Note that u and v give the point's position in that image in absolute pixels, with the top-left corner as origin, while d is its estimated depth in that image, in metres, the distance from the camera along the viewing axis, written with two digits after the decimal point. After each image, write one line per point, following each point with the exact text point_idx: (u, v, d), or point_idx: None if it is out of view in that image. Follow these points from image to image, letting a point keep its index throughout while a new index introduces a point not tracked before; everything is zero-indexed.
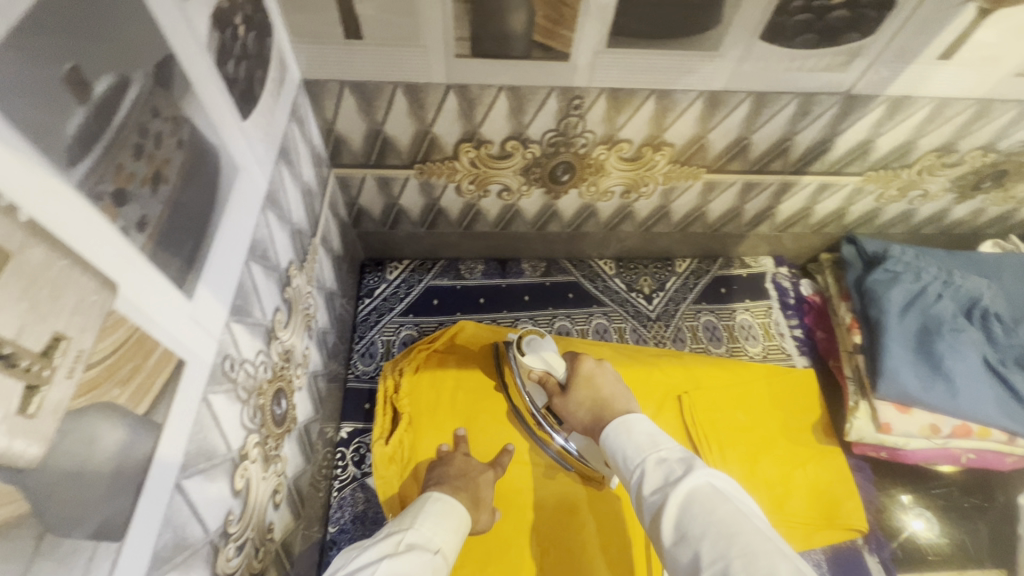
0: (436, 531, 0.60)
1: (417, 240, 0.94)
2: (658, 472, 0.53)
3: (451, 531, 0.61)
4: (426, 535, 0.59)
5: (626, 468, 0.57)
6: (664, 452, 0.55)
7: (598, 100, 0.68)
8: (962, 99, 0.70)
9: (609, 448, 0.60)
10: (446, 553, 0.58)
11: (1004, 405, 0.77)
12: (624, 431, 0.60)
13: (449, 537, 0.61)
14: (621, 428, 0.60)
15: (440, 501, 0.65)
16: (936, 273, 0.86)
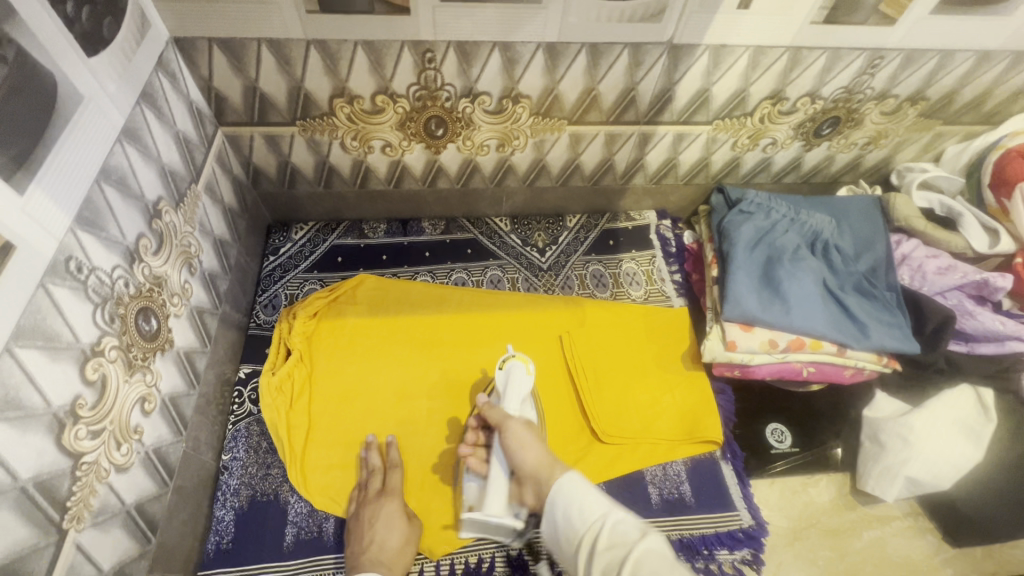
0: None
1: (317, 199, 1.01)
2: (612, 530, 0.55)
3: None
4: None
5: (574, 526, 0.58)
6: (619, 514, 0.57)
7: (449, 53, 0.76)
8: (774, 47, 0.80)
9: (556, 498, 0.61)
10: None
11: (835, 322, 0.86)
12: (579, 482, 0.61)
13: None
14: (574, 483, 0.61)
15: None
16: (785, 212, 0.95)
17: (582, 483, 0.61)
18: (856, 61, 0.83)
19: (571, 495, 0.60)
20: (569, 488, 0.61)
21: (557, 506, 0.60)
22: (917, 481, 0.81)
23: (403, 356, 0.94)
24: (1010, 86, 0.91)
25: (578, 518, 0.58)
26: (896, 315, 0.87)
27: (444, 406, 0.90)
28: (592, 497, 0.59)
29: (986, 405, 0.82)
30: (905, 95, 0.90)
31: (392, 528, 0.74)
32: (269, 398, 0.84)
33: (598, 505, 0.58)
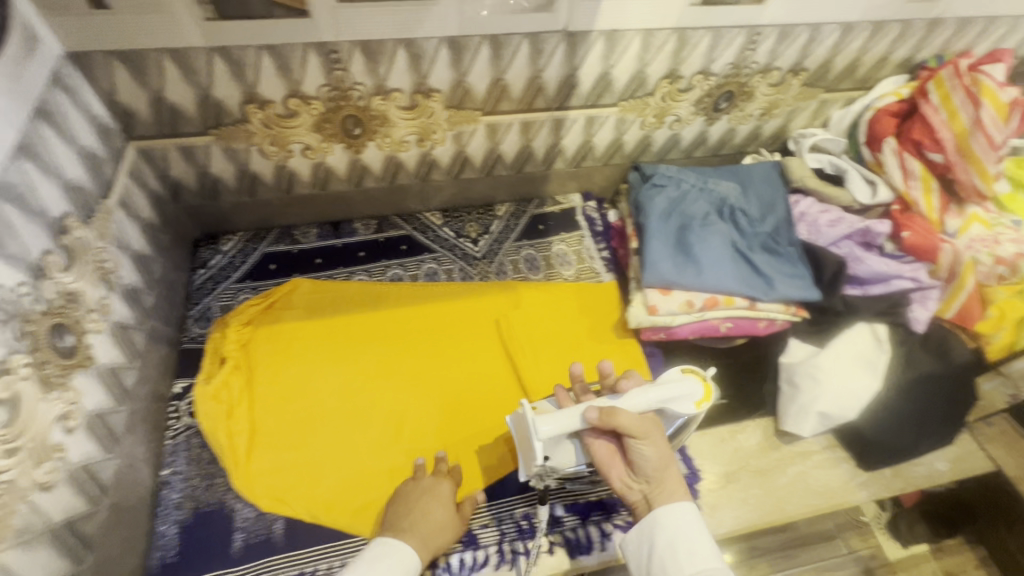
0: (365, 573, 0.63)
1: (243, 208, 1.01)
2: None
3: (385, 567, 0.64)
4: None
5: (676, 560, 0.65)
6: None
7: (354, 53, 0.79)
8: (662, 29, 0.86)
9: (673, 523, 0.66)
10: None
11: (743, 278, 0.93)
12: (693, 522, 0.67)
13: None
14: (696, 523, 0.67)
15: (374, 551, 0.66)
16: (694, 182, 1.03)
17: (696, 526, 0.67)
18: (737, 38, 0.91)
19: (681, 533, 0.66)
20: (682, 525, 0.66)
21: (660, 535, 0.67)
22: (828, 415, 0.89)
23: (346, 354, 0.95)
24: (873, 54, 1.01)
25: (682, 555, 0.65)
26: (798, 267, 0.95)
27: (389, 396, 0.91)
28: (701, 545, 0.65)
29: (880, 339, 0.92)
30: (787, 67, 0.99)
31: (436, 502, 0.75)
32: (206, 407, 0.84)
33: (706, 556, 0.64)
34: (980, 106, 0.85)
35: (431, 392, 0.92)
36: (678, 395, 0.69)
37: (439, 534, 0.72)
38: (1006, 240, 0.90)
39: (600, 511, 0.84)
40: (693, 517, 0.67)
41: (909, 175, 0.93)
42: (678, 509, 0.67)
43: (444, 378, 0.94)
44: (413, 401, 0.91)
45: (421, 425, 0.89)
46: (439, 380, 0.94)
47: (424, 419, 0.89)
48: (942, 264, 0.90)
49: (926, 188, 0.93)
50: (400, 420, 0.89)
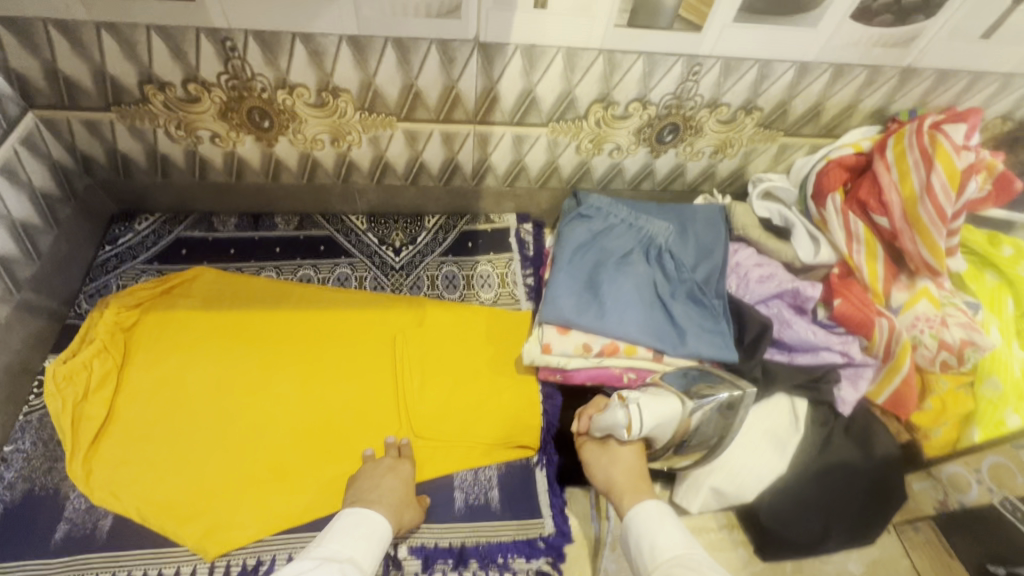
0: (346, 543, 0.64)
1: (158, 189, 0.99)
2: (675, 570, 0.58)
3: (364, 540, 0.65)
4: (336, 548, 0.62)
5: (643, 554, 0.63)
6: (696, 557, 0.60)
7: (249, 43, 0.76)
8: (586, 49, 0.80)
9: (633, 522, 0.66)
10: (357, 560, 0.62)
11: (652, 327, 0.85)
12: (657, 517, 0.65)
13: (361, 546, 0.64)
14: (658, 513, 0.65)
15: (354, 518, 0.67)
16: (623, 217, 0.95)
17: (659, 520, 0.64)
18: (675, 66, 0.84)
19: (645, 527, 0.64)
20: (641, 522, 0.65)
21: (631, 536, 0.66)
22: (721, 491, 0.79)
23: (226, 349, 0.91)
24: (839, 99, 0.92)
25: (648, 553, 0.62)
26: (719, 323, 0.87)
27: (259, 399, 0.87)
28: (667, 533, 0.63)
29: (797, 416, 0.81)
30: (737, 104, 0.91)
31: (396, 480, 0.77)
32: (60, 386, 0.82)
33: (673, 542, 0.62)
34: (931, 169, 0.76)
35: (296, 401, 0.87)
36: (607, 425, 0.73)
37: (404, 510, 0.74)
38: (956, 323, 0.78)
39: (449, 558, 0.77)
40: (654, 513, 0.65)
41: (853, 238, 0.84)
42: (633, 510, 0.67)
43: (316, 389, 0.89)
44: (276, 410, 0.86)
45: (285, 432, 0.84)
46: (316, 388, 0.89)
47: (281, 429, 0.84)
48: (876, 340, 0.80)
49: (870, 254, 0.83)
50: (263, 426, 0.84)
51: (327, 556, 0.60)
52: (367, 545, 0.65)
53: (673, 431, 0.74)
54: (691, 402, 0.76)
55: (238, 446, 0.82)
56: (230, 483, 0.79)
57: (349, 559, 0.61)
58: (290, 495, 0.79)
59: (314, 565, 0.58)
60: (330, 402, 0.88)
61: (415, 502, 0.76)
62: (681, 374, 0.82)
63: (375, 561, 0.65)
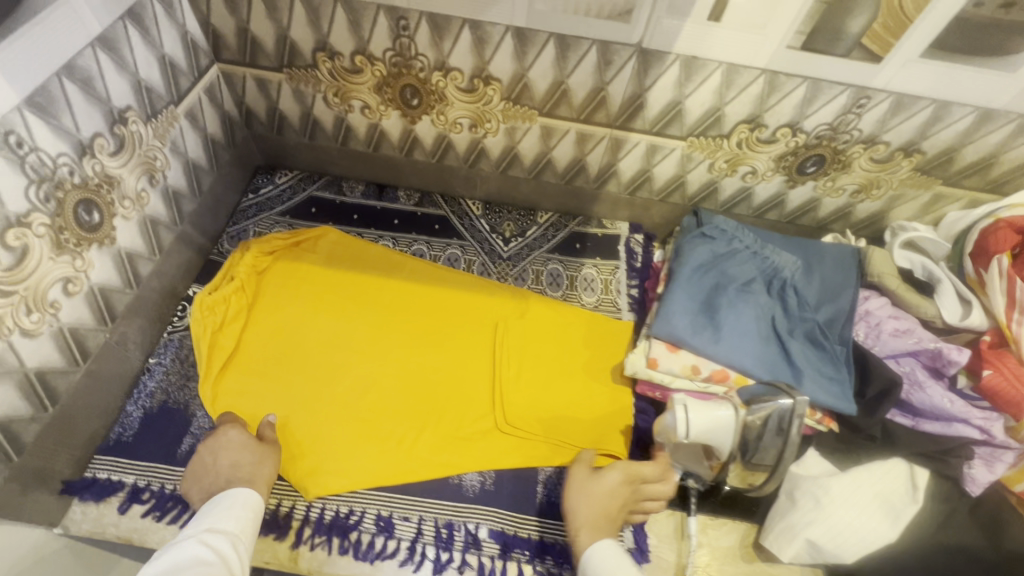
0: (204, 519, 0.66)
1: (302, 150, 1.07)
2: None
3: (226, 510, 0.68)
4: (191, 530, 0.65)
5: None
6: None
7: (422, 25, 0.79)
8: (749, 68, 0.78)
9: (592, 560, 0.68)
10: (218, 527, 0.65)
11: (768, 362, 0.81)
12: (612, 558, 0.67)
13: (226, 517, 0.67)
14: (613, 555, 0.68)
15: (219, 499, 0.70)
16: (748, 243, 0.92)
17: (615, 562, 0.67)
18: (840, 96, 0.79)
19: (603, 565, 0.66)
20: (597, 562, 0.67)
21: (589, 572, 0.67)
22: (818, 546, 0.75)
23: (340, 308, 0.97)
24: (1018, 154, 0.84)
25: None
26: (840, 370, 0.82)
27: (366, 361, 0.92)
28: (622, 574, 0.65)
29: (916, 485, 0.76)
30: (897, 144, 0.85)
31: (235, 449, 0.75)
32: (203, 314, 0.90)
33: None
34: None
35: (399, 368, 0.91)
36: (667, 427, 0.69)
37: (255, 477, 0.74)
38: None
39: (527, 550, 0.77)
40: (610, 556, 0.67)
41: (1016, 306, 0.75)
42: (593, 548, 0.69)
43: (417, 360, 0.92)
44: (381, 373, 0.91)
45: (386, 397, 0.88)
46: (418, 362, 0.92)
47: (382, 391, 0.89)
48: None
49: None
50: (364, 385, 0.89)
51: (183, 539, 0.63)
52: (226, 512, 0.67)
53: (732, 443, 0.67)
54: (748, 414, 0.67)
55: (342, 399, 0.87)
56: (332, 431, 0.84)
57: (207, 531, 0.64)
58: (383, 455, 0.83)
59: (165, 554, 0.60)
60: (428, 374, 0.91)
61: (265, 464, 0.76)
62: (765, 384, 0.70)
63: (249, 528, 0.68)
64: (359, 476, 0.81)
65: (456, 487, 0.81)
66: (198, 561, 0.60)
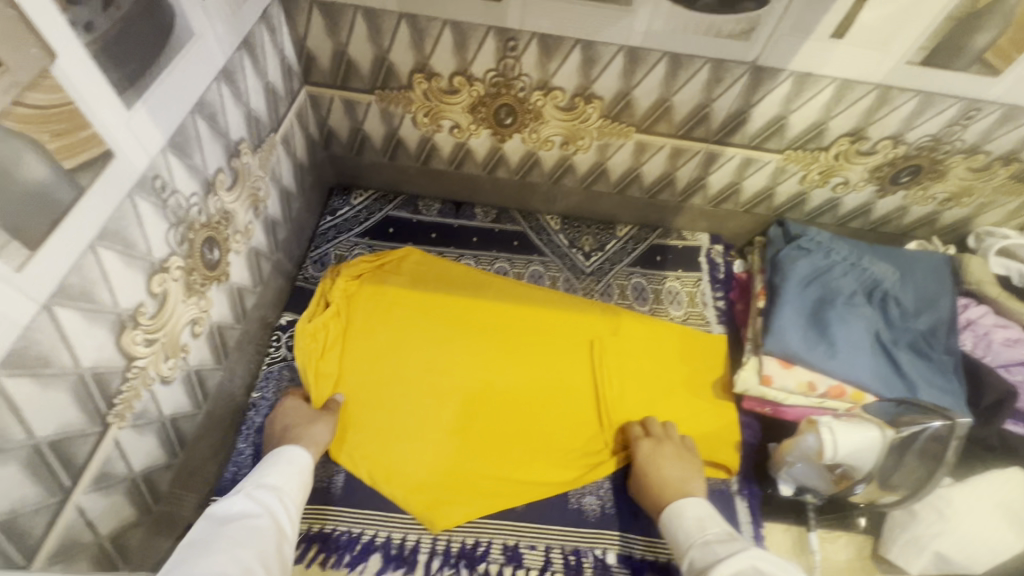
0: (260, 477, 0.66)
1: (380, 170, 1.05)
2: (704, 550, 0.64)
3: (279, 469, 0.68)
4: (247, 484, 0.65)
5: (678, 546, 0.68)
6: (710, 535, 0.66)
7: (531, 45, 0.78)
8: (863, 83, 0.77)
9: (667, 527, 0.72)
10: (272, 484, 0.65)
11: (881, 376, 0.82)
12: (677, 514, 0.71)
13: (281, 474, 0.67)
14: (675, 512, 0.72)
15: (273, 460, 0.70)
16: (845, 255, 0.92)
17: (680, 516, 0.71)
18: (950, 108, 0.80)
19: (674, 523, 0.71)
20: (670, 523, 0.71)
21: (667, 534, 0.71)
22: (947, 558, 0.76)
23: (436, 329, 0.95)
24: None
25: (682, 544, 0.68)
26: (950, 380, 0.83)
27: (469, 383, 0.90)
28: (689, 524, 0.69)
29: None
30: (998, 153, 0.86)
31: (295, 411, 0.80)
32: (304, 342, 0.88)
33: (699, 529, 0.68)
34: None
35: (503, 389, 0.90)
36: (808, 450, 0.75)
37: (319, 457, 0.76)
38: None
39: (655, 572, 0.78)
40: (676, 513, 0.72)
41: None
42: (663, 518, 0.73)
43: (522, 381, 0.91)
44: (486, 395, 0.89)
45: (494, 421, 0.87)
46: (520, 383, 0.91)
47: (490, 413, 0.88)
48: None
49: None
50: (472, 407, 0.88)
51: (235, 492, 0.63)
52: (280, 472, 0.68)
53: (874, 464, 0.75)
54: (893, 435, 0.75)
55: (451, 426, 0.86)
56: (446, 455, 0.83)
57: (258, 486, 0.64)
58: (500, 477, 0.82)
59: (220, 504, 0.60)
60: (534, 395, 0.90)
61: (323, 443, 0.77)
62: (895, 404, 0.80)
63: (299, 489, 0.68)
64: (479, 498, 0.80)
65: (575, 513, 0.81)
66: (253, 511, 0.59)
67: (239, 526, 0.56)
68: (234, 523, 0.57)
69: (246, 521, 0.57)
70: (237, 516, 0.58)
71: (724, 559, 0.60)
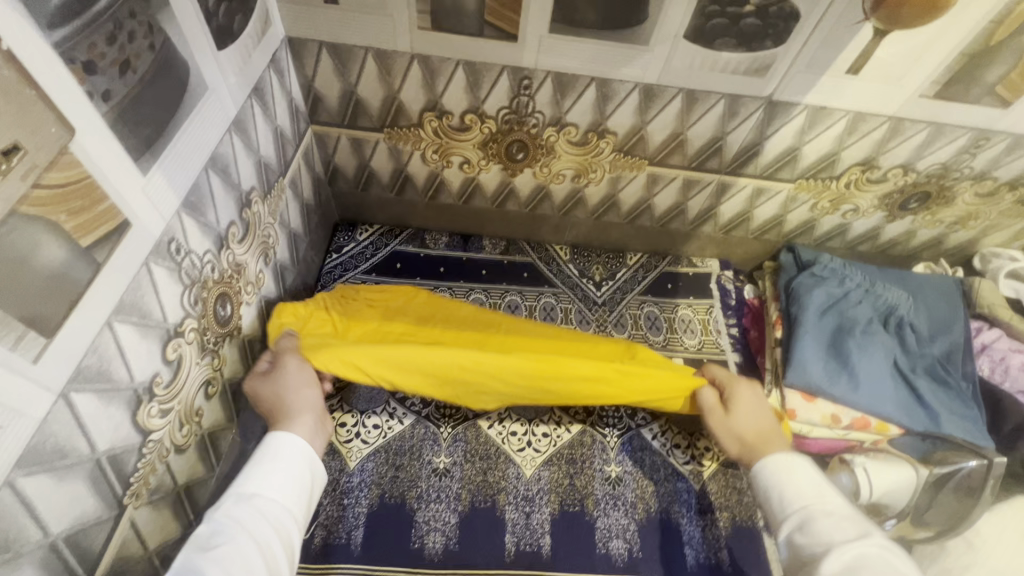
0: (263, 479, 0.54)
1: (386, 205, 1.02)
2: (821, 521, 0.53)
3: (279, 472, 0.55)
4: (254, 487, 0.53)
5: (780, 503, 0.58)
6: (832, 506, 0.55)
7: (545, 83, 0.77)
8: (876, 115, 0.78)
9: (762, 479, 0.62)
10: (270, 496, 0.53)
11: (903, 405, 0.83)
12: (785, 465, 0.61)
13: (278, 485, 0.54)
14: (784, 468, 0.60)
15: (269, 446, 0.57)
16: (859, 281, 0.92)
17: (788, 470, 0.60)
18: (960, 138, 0.81)
19: (779, 481, 0.60)
20: (769, 474, 0.61)
21: (764, 478, 0.62)
22: None
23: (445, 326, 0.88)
24: None
25: (779, 501, 0.58)
26: (971, 407, 0.83)
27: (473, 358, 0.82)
28: (809, 488, 0.58)
29: None
30: (1005, 179, 0.87)
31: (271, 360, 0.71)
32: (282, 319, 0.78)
33: (812, 496, 0.57)
34: None
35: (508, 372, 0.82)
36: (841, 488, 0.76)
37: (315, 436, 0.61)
38: None
39: None
40: (782, 463, 0.61)
41: None
42: (761, 461, 0.63)
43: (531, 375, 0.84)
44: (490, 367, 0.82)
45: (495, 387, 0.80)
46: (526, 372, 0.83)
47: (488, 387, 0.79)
48: None
49: None
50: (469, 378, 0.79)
51: (228, 498, 0.52)
52: (281, 479, 0.55)
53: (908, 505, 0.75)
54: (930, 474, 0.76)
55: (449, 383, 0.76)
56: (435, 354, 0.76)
57: (258, 498, 0.52)
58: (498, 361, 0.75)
59: (212, 518, 0.49)
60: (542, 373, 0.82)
61: (316, 413, 0.64)
62: (923, 441, 0.81)
63: (300, 493, 0.56)
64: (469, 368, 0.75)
65: (604, 557, 0.79)
66: (240, 535, 0.48)
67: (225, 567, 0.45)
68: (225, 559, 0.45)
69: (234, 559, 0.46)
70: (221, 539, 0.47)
71: (856, 547, 0.49)
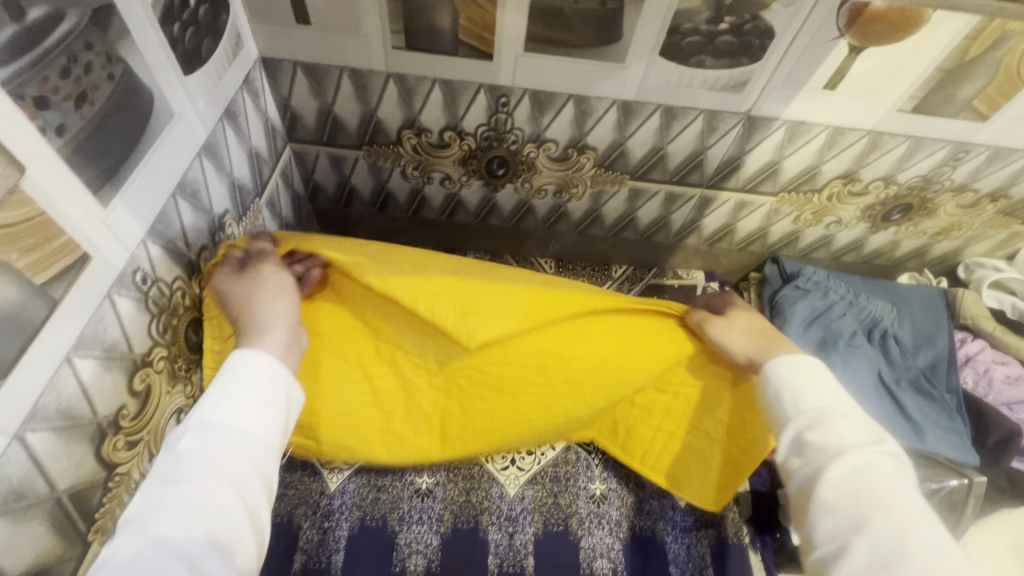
0: (244, 392, 0.49)
1: (367, 221, 1.01)
2: (833, 428, 0.53)
3: (261, 388, 0.50)
4: (227, 408, 0.48)
5: (788, 404, 0.58)
6: (844, 414, 0.55)
7: (523, 101, 0.77)
8: (855, 129, 0.78)
9: (771, 379, 0.61)
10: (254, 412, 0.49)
11: (886, 417, 0.82)
12: (800, 371, 0.59)
13: (259, 403, 0.50)
14: (800, 371, 0.59)
15: (248, 363, 0.52)
16: (843, 294, 0.92)
17: (802, 376, 0.59)
18: (940, 151, 0.81)
19: (791, 383, 0.59)
20: (781, 378, 0.60)
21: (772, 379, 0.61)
22: None
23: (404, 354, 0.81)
24: None
25: (789, 400, 0.58)
26: (954, 420, 0.82)
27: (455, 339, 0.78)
28: (820, 394, 0.57)
29: None
30: (986, 191, 0.87)
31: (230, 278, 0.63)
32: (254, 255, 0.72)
33: (823, 401, 0.56)
34: None
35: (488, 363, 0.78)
36: None
37: (288, 353, 0.57)
38: None
39: None
40: (795, 371, 0.60)
41: None
42: (774, 363, 0.61)
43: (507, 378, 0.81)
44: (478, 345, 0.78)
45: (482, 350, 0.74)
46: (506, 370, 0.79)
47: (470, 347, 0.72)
48: None
49: None
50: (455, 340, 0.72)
51: (212, 414, 0.47)
52: (266, 394, 0.50)
53: None
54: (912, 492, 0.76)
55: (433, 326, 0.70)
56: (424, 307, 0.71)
57: (243, 418, 0.48)
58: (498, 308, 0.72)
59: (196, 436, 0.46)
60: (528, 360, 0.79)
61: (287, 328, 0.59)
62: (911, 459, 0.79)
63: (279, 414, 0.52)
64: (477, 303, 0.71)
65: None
66: (233, 465, 0.45)
67: (215, 496, 0.43)
68: (206, 498, 0.43)
69: (221, 487, 0.44)
70: (214, 468, 0.44)
71: (861, 457, 0.51)
